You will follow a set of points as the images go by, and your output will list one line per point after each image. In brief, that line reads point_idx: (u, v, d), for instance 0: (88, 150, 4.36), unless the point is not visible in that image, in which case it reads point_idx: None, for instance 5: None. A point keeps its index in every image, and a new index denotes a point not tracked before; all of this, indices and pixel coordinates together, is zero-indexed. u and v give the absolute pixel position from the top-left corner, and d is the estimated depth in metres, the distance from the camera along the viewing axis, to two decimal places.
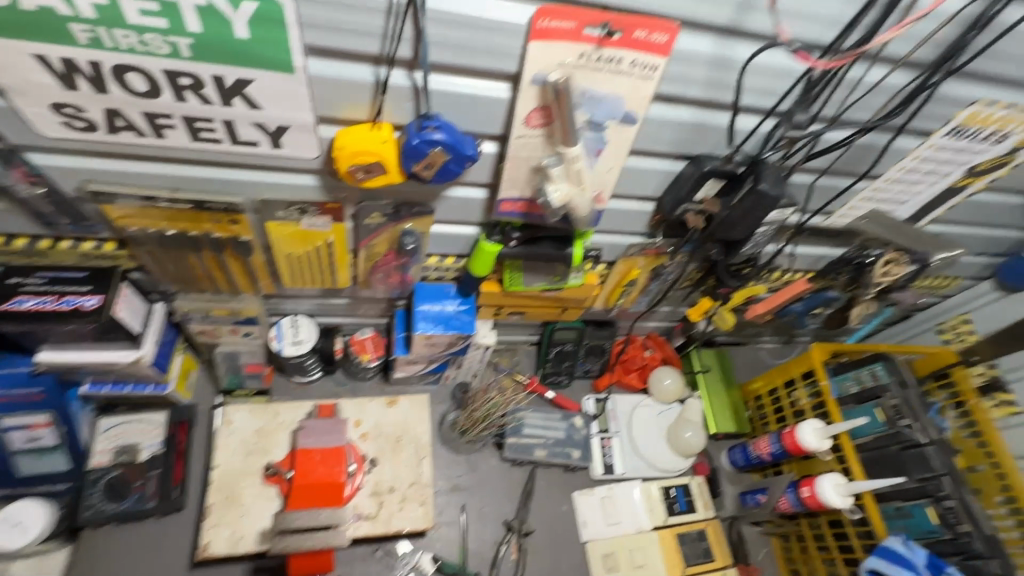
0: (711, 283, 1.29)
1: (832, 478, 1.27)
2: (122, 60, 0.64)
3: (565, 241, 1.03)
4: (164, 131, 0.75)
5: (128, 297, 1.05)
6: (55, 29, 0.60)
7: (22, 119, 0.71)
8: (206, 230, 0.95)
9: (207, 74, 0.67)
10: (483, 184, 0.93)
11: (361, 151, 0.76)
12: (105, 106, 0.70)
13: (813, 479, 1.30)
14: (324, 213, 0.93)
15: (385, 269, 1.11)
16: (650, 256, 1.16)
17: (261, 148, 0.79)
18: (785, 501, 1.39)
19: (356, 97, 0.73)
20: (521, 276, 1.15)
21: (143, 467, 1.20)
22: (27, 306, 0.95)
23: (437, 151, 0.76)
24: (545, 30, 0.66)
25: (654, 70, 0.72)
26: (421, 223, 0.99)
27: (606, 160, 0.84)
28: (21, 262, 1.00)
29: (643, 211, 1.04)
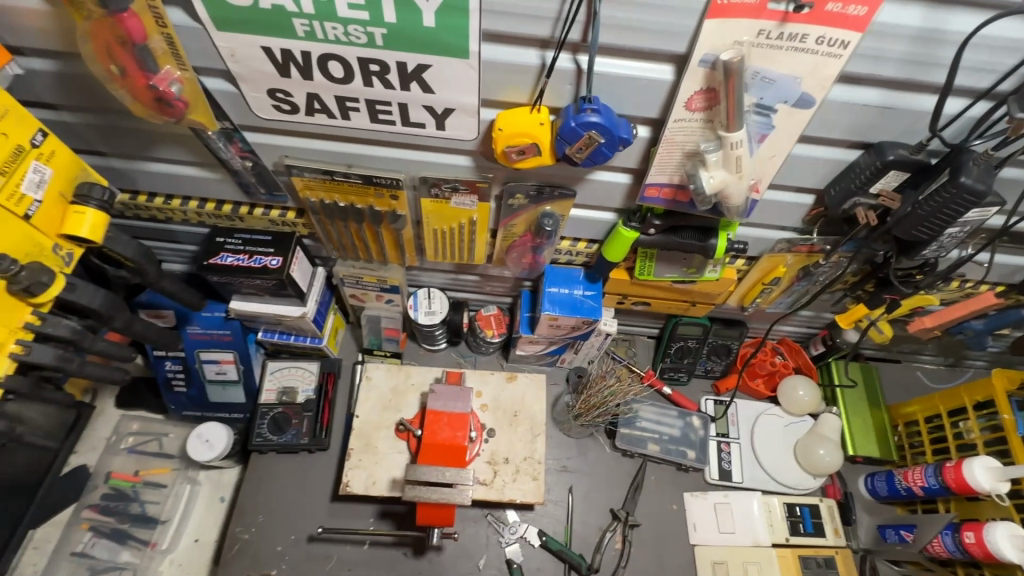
0: (870, 288, 1.15)
1: (1008, 527, 1.09)
2: (327, 49, 0.73)
3: (709, 232, 0.99)
4: (350, 113, 0.84)
5: (300, 259, 1.21)
6: (282, 25, 0.70)
7: (244, 102, 0.84)
8: (369, 204, 1.05)
9: (393, 61, 0.74)
10: (629, 169, 0.92)
11: (519, 133, 0.80)
12: (308, 90, 0.80)
13: (981, 524, 1.13)
14: (473, 193, 0.98)
15: (520, 250, 1.15)
16: (801, 254, 1.06)
17: (427, 130, 0.86)
18: (939, 544, 1.22)
19: (520, 81, 0.76)
20: (654, 265, 1.13)
21: (299, 407, 1.38)
22: (229, 261, 1.14)
23: (593, 134, 0.76)
24: (725, 7, 0.63)
25: (845, 46, 0.65)
26: (561, 206, 1.01)
27: (770, 147, 0.79)
28: (225, 224, 1.19)
29: (800, 204, 0.96)
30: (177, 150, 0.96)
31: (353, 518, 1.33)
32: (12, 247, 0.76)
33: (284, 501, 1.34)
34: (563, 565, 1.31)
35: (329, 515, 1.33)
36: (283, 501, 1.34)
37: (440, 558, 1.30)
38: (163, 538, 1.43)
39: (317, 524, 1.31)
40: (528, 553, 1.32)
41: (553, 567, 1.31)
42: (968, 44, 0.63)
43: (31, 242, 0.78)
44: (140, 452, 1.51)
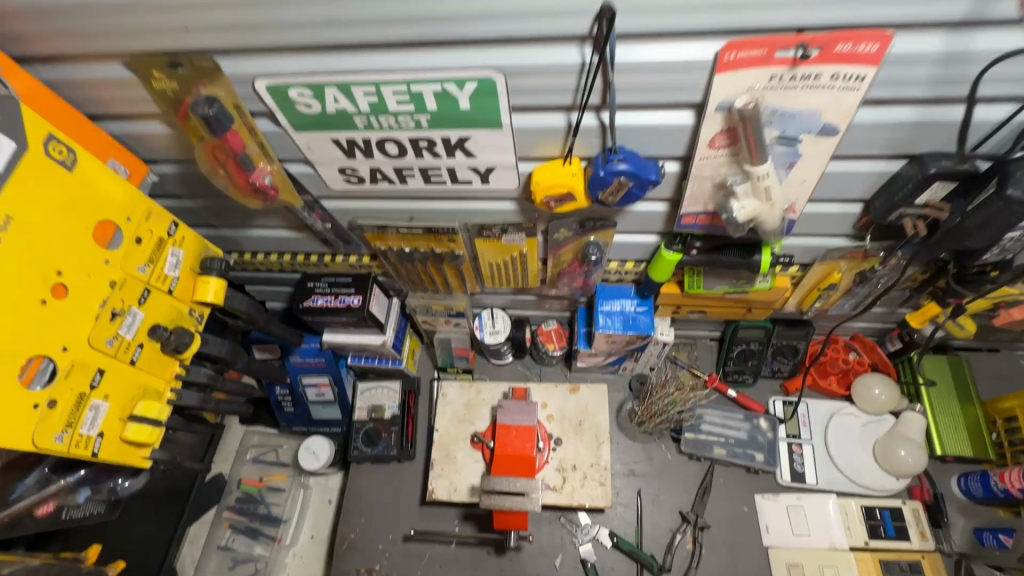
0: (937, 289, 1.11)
1: None
2: (383, 135, 0.85)
3: (752, 249, 1.01)
4: (407, 178, 0.96)
5: (377, 295, 1.37)
6: (345, 122, 0.83)
7: (320, 179, 0.99)
8: (431, 247, 1.18)
9: (438, 137, 0.85)
10: (665, 199, 0.96)
11: (555, 184, 0.87)
12: (370, 165, 0.93)
13: None
14: (522, 231, 1.08)
15: (570, 275, 1.23)
16: (856, 260, 1.05)
17: (474, 185, 0.96)
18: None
19: (551, 139, 0.84)
20: (703, 280, 1.16)
21: (387, 422, 1.55)
22: (319, 303, 1.32)
23: (622, 180, 0.83)
24: (733, 62, 0.67)
25: (862, 80, 0.67)
26: (603, 235, 1.07)
27: (800, 172, 0.81)
28: (313, 270, 1.38)
29: (847, 214, 0.95)
30: (272, 219, 1.15)
31: (440, 520, 1.49)
32: (162, 316, 0.96)
33: (381, 505, 1.52)
34: (636, 565, 1.38)
35: (419, 517, 1.50)
36: (380, 505, 1.52)
37: (519, 556, 1.42)
38: (286, 535, 1.67)
39: (411, 525, 1.49)
40: (602, 553, 1.40)
41: (626, 566, 1.38)
42: (989, 68, 0.63)
43: (174, 310, 0.98)
44: (262, 462, 1.77)
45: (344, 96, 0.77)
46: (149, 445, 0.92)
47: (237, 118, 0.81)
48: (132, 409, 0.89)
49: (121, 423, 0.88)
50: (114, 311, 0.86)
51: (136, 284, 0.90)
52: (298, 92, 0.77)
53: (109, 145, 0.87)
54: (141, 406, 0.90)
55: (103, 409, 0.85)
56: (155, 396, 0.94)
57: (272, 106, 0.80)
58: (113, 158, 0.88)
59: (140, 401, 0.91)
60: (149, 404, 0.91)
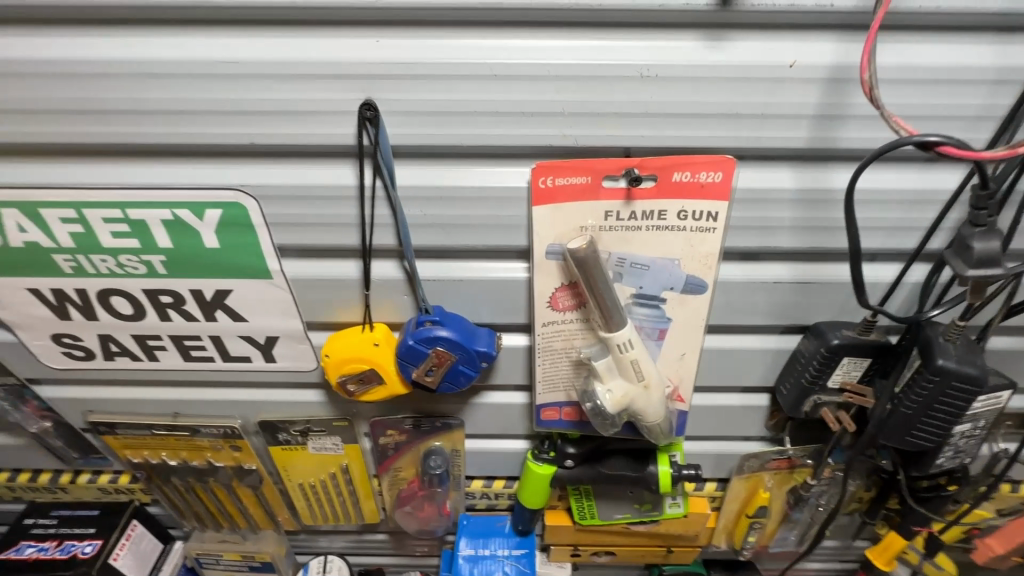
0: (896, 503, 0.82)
1: None
2: (104, 284, 0.60)
3: (645, 456, 0.74)
4: (157, 353, 0.68)
5: (137, 538, 0.92)
6: (44, 263, 0.58)
7: (29, 353, 0.68)
8: (208, 460, 0.82)
9: (186, 290, 0.61)
10: (521, 386, 0.73)
11: (349, 359, 0.62)
12: (98, 331, 0.66)
13: None
14: (333, 433, 0.77)
15: (414, 502, 0.87)
16: (782, 472, 0.79)
17: (255, 363, 0.69)
18: None
19: (345, 296, 0.61)
20: (595, 506, 0.85)
21: None
22: (26, 554, 0.86)
23: (440, 352, 0.59)
24: (551, 190, 0.51)
25: (715, 218, 0.52)
26: (450, 439, 0.78)
27: (676, 344, 0.60)
28: (48, 498, 0.94)
29: (752, 407, 0.74)
30: None
31: None
32: None
33: None
34: None
35: None
36: None
37: None
38: None
39: None
40: None
41: None
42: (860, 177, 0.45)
43: None
44: None
45: (35, 223, 0.55)
46: None
47: None
48: None
49: None
50: None
51: None
52: None
53: None
54: None
55: None
56: None
57: None
58: None
59: None
60: None
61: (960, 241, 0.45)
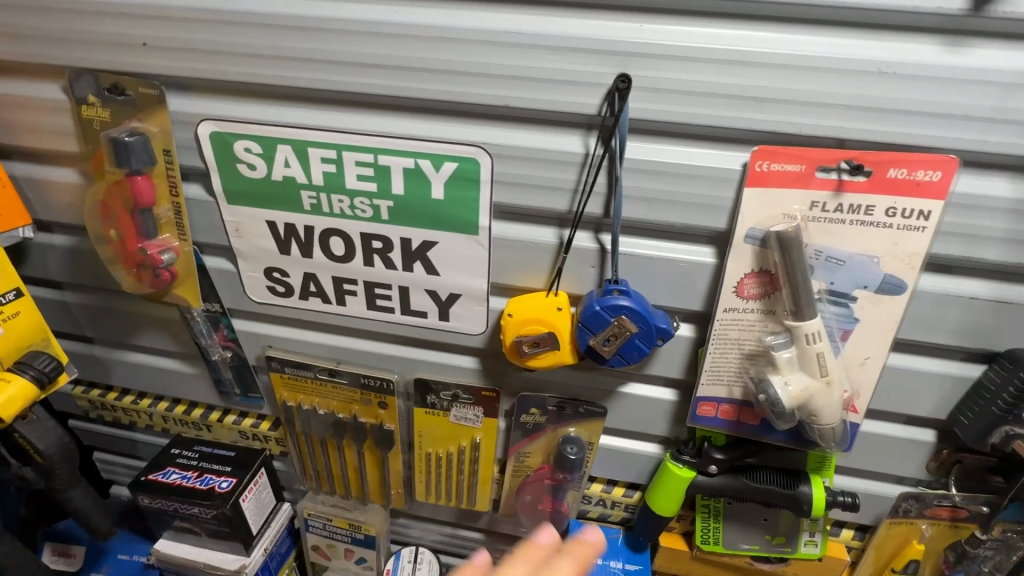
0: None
1: None
2: (331, 224, 0.68)
3: (795, 475, 0.72)
4: (346, 297, 0.75)
5: (261, 487, 0.97)
6: (290, 197, 0.67)
7: (239, 283, 0.77)
8: (353, 414, 0.87)
9: (398, 237, 0.68)
10: (673, 381, 0.74)
11: (532, 319, 0.66)
12: (306, 269, 0.74)
13: None
14: (478, 402, 0.80)
15: (533, 493, 0.88)
16: (942, 523, 0.74)
17: (429, 320, 0.75)
18: None
19: (536, 261, 0.67)
20: (721, 530, 0.81)
21: None
22: (171, 479, 0.92)
23: (623, 321, 0.62)
24: (765, 174, 0.55)
25: (926, 218, 0.54)
26: (588, 428, 0.79)
27: (859, 347, 0.60)
28: (191, 435, 1.01)
29: (918, 441, 0.70)
30: (162, 339, 0.88)
31: None
32: None
33: None
34: None
35: None
36: None
37: None
38: None
39: None
40: None
41: None
42: None
43: None
44: None
45: (298, 160, 0.64)
46: None
47: (160, 165, 0.67)
48: None
49: None
50: None
51: None
52: (246, 147, 0.64)
53: None
54: None
55: None
56: None
57: (210, 163, 0.67)
58: None
59: None
60: None
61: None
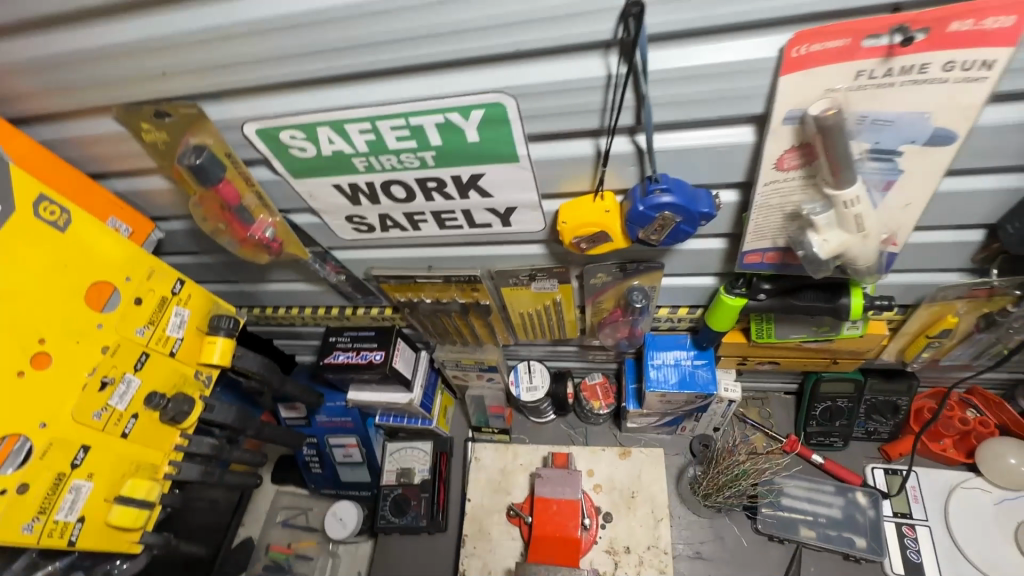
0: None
1: None
2: (387, 177, 0.75)
3: (837, 289, 0.81)
4: (420, 224, 0.86)
5: (403, 349, 1.26)
6: (344, 164, 0.74)
7: (329, 230, 0.91)
8: (453, 297, 1.06)
9: (448, 176, 0.74)
10: (722, 234, 0.80)
11: (585, 224, 0.73)
12: (379, 211, 0.84)
13: None
14: (553, 276, 0.94)
15: (612, 325, 1.06)
16: (979, 300, 0.83)
17: (494, 228, 0.85)
18: None
19: (578, 170, 0.71)
20: (773, 327, 0.97)
21: (417, 488, 1.41)
22: (341, 359, 1.23)
23: (666, 215, 0.68)
24: (804, 58, 0.52)
25: (990, 66, 0.50)
26: (649, 279, 0.91)
27: (903, 194, 0.63)
28: (336, 324, 1.30)
29: (964, 242, 0.75)
30: (287, 272, 1.08)
31: None
32: (160, 383, 0.87)
33: None
34: None
35: None
36: None
37: None
38: None
39: None
40: None
41: None
42: None
43: (176, 375, 0.90)
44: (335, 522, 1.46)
45: (339, 136, 0.68)
46: (139, 529, 0.85)
47: (231, 168, 0.75)
48: (119, 489, 0.82)
49: (105, 505, 0.80)
50: (105, 380, 0.79)
51: (132, 348, 0.82)
52: (291, 135, 0.69)
53: (110, 204, 0.83)
54: (128, 486, 0.82)
55: (86, 490, 0.77)
56: (149, 471, 0.86)
57: (266, 153, 0.73)
58: (113, 217, 0.84)
59: (129, 479, 0.83)
60: (137, 483, 0.83)
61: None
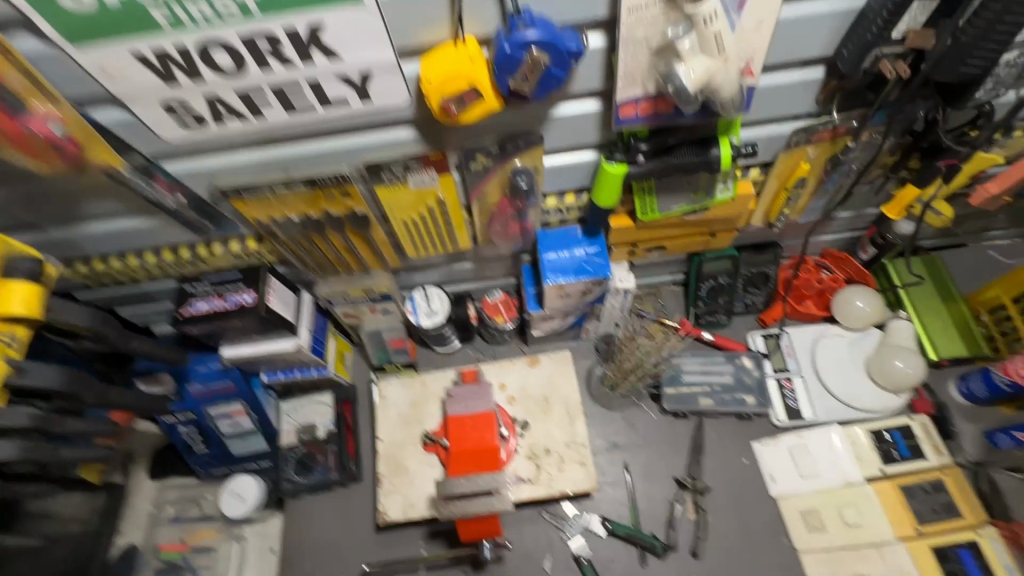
0: (916, 164, 0.98)
1: None
2: (202, 37, 0.62)
3: (708, 142, 0.84)
4: (262, 109, 0.73)
5: (278, 289, 1.12)
6: (139, 19, 0.59)
7: (147, 128, 0.74)
8: (324, 210, 0.94)
9: (281, 29, 0.62)
10: (595, 92, 0.78)
11: (451, 76, 0.66)
12: (205, 93, 0.70)
13: None
14: (429, 166, 0.86)
15: (502, 220, 1.03)
16: (825, 142, 0.90)
17: (352, 106, 0.74)
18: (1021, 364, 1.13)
19: (433, 12, 0.63)
20: (656, 200, 0.98)
21: (322, 443, 1.31)
22: (202, 309, 1.05)
23: (535, 54, 0.63)
24: None
25: None
26: (532, 158, 0.87)
27: (754, 11, 0.63)
28: (191, 271, 1.11)
29: (810, 80, 0.79)
30: (108, 202, 0.89)
31: (403, 544, 1.27)
32: None
33: (332, 543, 1.30)
34: (637, 549, 1.19)
35: (377, 546, 1.28)
36: (328, 543, 1.30)
37: (502, 568, 1.20)
38: None
39: (367, 560, 1.26)
40: (596, 544, 1.20)
41: (626, 553, 1.19)
42: None
43: None
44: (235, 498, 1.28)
45: None
46: None
47: None
48: None
49: None
50: None
51: None
52: None
53: None
54: None
55: None
56: None
57: (21, 5, 0.56)
58: None
59: None
60: None
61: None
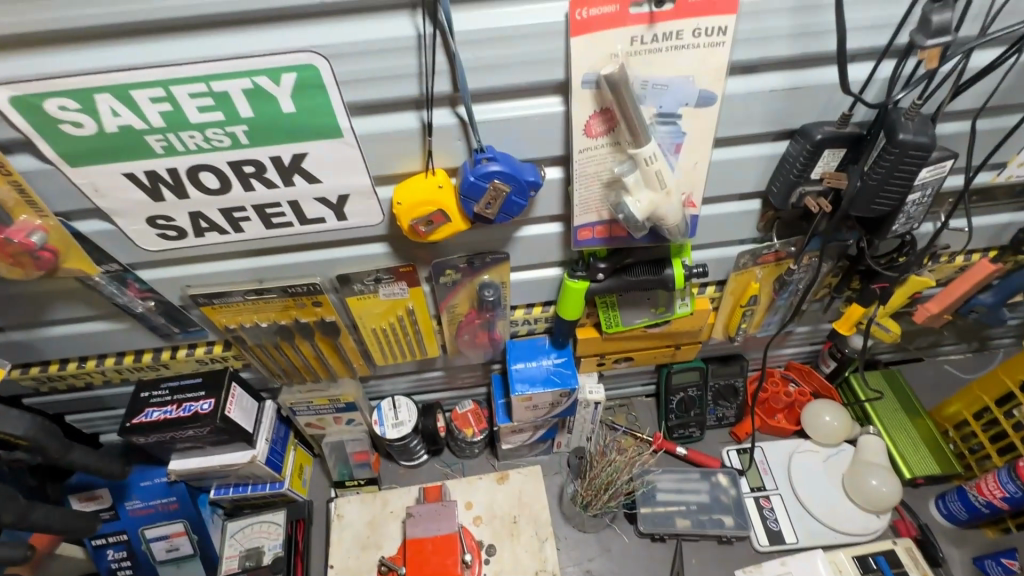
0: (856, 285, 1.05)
1: None
2: (193, 161, 0.67)
3: (662, 262, 0.90)
4: (242, 224, 0.77)
5: (240, 396, 1.09)
6: (137, 145, 0.64)
7: (127, 239, 0.78)
8: (294, 318, 0.96)
9: (267, 157, 0.68)
10: (556, 217, 0.85)
11: (420, 202, 0.72)
12: (189, 209, 0.74)
13: None
14: (400, 278, 0.90)
15: (471, 330, 1.05)
16: (770, 264, 0.98)
17: (328, 224, 0.79)
18: (992, 483, 1.12)
19: (406, 148, 0.70)
20: (618, 314, 1.02)
21: (267, 570, 1.15)
22: (155, 417, 1.01)
23: (497, 184, 0.70)
24: (586, 22, 0.59)
25: (724, 32, 0.61)
26: (498, 273, 0.92)
27: (690, 155, 0.72)
28: (151, 376, 1.08)
29: (748, 211, 0.88)
30: (76, 307, 0.89)
31: None
32: None
33: None
34: None
35: None
36: None
37: None
38: None
39: None
40: None
41: None
42: None
43: None
44: None
45: (125, 106, 0.60)
46: None
47: None
48: None
49: None
50: None
51: None
52: (59, 106, 0.59)
53: None
54: None
55: None
56: None
57: (27, 131, 0.61)
58: None
59: None
60: None
61: (922, 16, 0.59)
